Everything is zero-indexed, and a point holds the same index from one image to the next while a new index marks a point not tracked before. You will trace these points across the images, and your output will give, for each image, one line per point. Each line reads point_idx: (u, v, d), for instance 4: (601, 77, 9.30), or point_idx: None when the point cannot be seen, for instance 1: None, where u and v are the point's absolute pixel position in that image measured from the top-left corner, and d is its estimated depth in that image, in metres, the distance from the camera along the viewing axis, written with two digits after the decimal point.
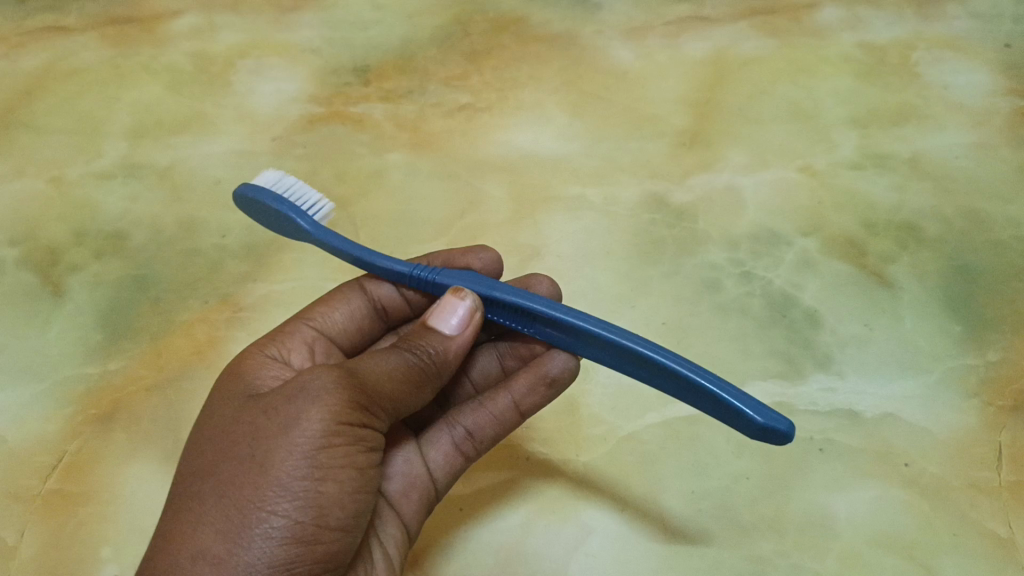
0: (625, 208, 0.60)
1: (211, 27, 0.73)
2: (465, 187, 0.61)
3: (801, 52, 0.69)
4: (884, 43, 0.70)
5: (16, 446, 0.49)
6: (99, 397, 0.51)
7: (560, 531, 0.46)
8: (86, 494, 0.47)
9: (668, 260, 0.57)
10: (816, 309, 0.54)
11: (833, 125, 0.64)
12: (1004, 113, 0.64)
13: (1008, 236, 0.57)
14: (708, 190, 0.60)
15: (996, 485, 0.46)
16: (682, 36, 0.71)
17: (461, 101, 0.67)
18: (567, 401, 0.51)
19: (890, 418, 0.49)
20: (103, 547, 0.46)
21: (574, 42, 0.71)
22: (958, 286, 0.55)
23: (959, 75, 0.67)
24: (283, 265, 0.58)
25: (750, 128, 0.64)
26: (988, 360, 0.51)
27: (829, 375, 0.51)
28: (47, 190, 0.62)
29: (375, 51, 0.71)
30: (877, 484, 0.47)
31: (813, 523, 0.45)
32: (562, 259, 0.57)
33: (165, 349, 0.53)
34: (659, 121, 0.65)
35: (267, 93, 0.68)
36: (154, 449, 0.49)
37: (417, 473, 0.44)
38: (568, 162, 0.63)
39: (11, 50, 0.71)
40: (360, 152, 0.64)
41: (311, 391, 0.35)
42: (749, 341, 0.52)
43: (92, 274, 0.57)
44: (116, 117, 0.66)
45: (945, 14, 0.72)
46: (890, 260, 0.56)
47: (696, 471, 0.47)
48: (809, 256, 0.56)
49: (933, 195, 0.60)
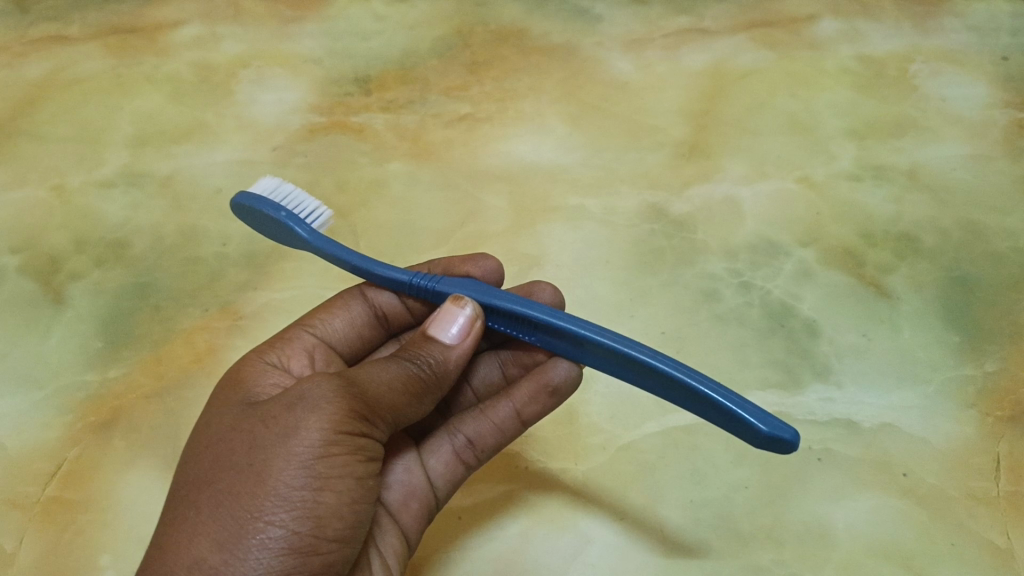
0: (624, 218, 0.60)
1: (214, 37, 0.73)
2: (465, 197, 0.62)
3: (799, 64, 0.70)
4: (882, 56, 0.71)
5: (15, 453, 0.49)
6: (99, 404, 0.51)
7: (559, 540, 0.46)
8: (85, 502, 0.47)
9: (667, 270, 0.57)
10: (815, 319, 0.54)
11: (831, 136, 0.65)
12: (1001, 125, 0.65)
13: (1006, 248, 0.57)
14: (707, 201, 0.61)
15: (994, 496, 0.46)
16: (681, 48, 0.71)
17: (462, 111, 0.68)
18: (567, 410, 0.52)
19: (888, 428, 0.49)
20: (102, 555, 0.46)
21: (574, 54, 0.72)
22: (957, 297, 0.55)
23: (957, 87, 0.68)
24: (284, 274, 0.58)
25: (748, 140, 0.64)
26: (986, 371, 0.51)
27: (828, 385, 0.51)
28: (49, 198, 0.62)
29: (377, 61, 0.71)
30: (875, 494, 0.47)
31: (812, 533, 0.45)
32: (562, 268, 0.58)
33: (166, 357, 0.53)
34: (658, 132, 0.65)
35: (269, 102, 0.68)
36: (154, 455, 0.49)
37: (418, 481, 0.44)
38: (569, 173, 0.63)
39: (14, 59, 0.72)
40: (361, 161, 0.64)
41: (311, 400, 0.36)
42: (747, 351, 0.53)
43: (93, 282, 0.57)
44: (119, 126, 0.67)
45: (943, 27, 0.73)
46: (888, 271, 0.56)
47: (696, 480, 0.48)
48: (807, 266, 0.57)
49: (931, 206, 0.60)
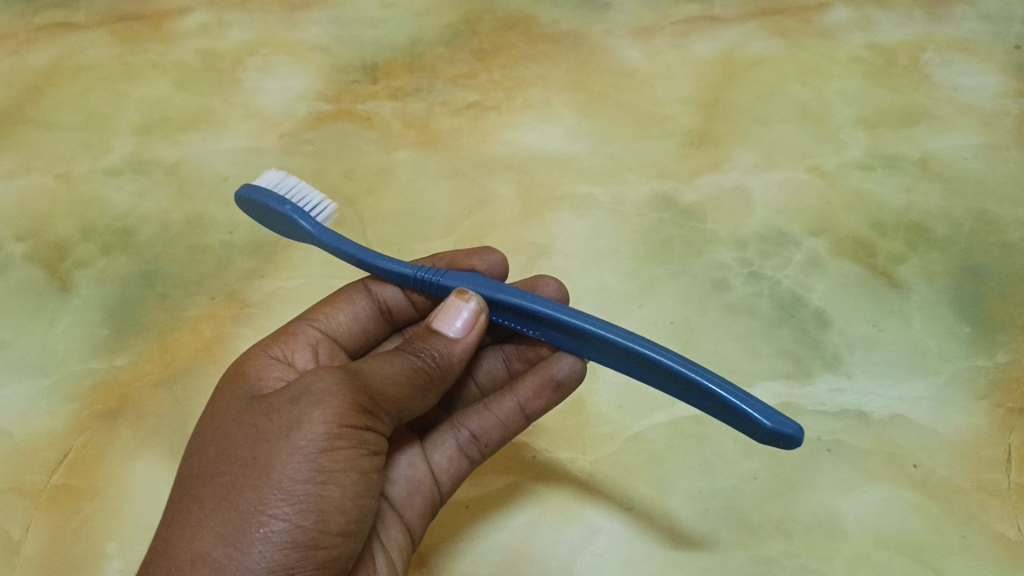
0: (633, 207, 0.60)
1: (221, 25, 0.73)
2: (473, 186, 0.61)
3: (810, 53, 0.69)
4: (893, 44, 0.70)
5: (22, 441, 0.49)
6: (106, 392, 0.51)
7: (566, 530, 0.46)
8: (92, 489, 0.47)
9: (675, 260, 0.57)
10: (825, 310, 0.53)
11: (842, 125, 0.64)
12: (1013, 114, 0.64)
13: (1017, 238, 0.57)
14: (717, 190, 0.60)
15: (1005, 488, 0.46)
16: (690, 36, 0.71)
17: (469, 99, 0.67)
18: (574, 401, 0.51)
19: (899, 419, 0.49)
20: (108, 543, 0.45)
21: (582, 42, 0.71)
22: (968, 288, 0.54)
23: (969, 76, 0.67)
24: (290, 263, 0.58)
25: (758, 129, 0.64)
26: (997, 362, 0.51)
27: (838, 376, 0.51)
28: (55, 186, 0.62)
29: (384, 49, 0.71)
30: (885, 486, 0.46)
31: (821, 524, 0.45)
32: (569, 258, 0.57)
33: (172, 345, 0.53)
34: (668, 120, 0.65)
35: (275, 90, 0.68)
36: (160, 443, 0.49)
37: (422, 476, 0.44)
38: (577, 161, 0.63)
39: (19, 46, 0.71)
40: (368, 150, 0.64)
41: (315, 393, 0.35)
42: (756, 342, 0.52)
43: (100, 270, 0.57)
44: (125, 114, 0.67)
45: (955, 15, 0.72)
46: (899, 260, 0.56)
47: (704, 471, 0.47)
48: (817, 256, 0.56)
49: (942, 196, 0.59)
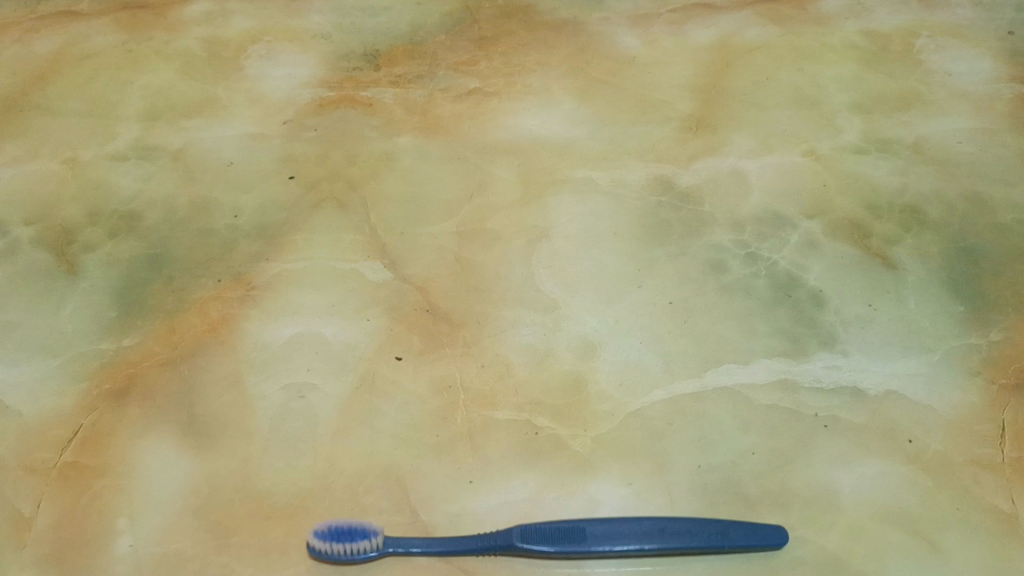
0: (632, 190, 0.61)
1: (224, 13, 0.74)
2: (475, 170, 0.62)
3: (805, 39, 0.70)
4: (887, 31, 0.71)
5: (32, 420, 0.50)
6: (113, 372, 0.52)
7: (567, 504, 0.46)
8: (101, 468, 0.48)
9: (674, 242, 0.57)
10: (820, 290, 0.54)
11: (838, 110, 0.65)
12: (1006, 99, 0.65)
13: (1012, 220, 0.58)
14: (715, 173, 0.61)
15: (998, 462, 0.47)
16: (687, 23, 0.72)
17: (469, 86, 0.68)
18: (575, 379, 0.51)
19: (894, 395, 0.50)
20: (119, 518, 0.46)
21: (581, 30, 0.72)
22: (960, 267, 0.55)
23: (961, 62, 0.68)
24: (295, 245, 0.58)
25: (756, 113, 0.65)
26: (991, 340, 0.52)
27: (834, 354, 0.52)
28: (61, 171, 0.63)
29: (386, 37, 0.72)
30: (881, 460, 0.47)
31: (817, 499, 0.46)
32: (569, 240, 0.58)
33: (179, 326, 0.54)
34: (666, 106, 0.66)
35: (278, 77, 0.69)
36: (166, 421, 0.50)
37: (363, 439, 0.49)
38: (576, 147, 0.63)
39: (24, 34, 0.72)
40: (371, 135, 0.65)
41: None
42: (753, 321, 0.53)
43: (106, 253, 0.58)
44: (130, 101, 0.67)
45: (949, 2, 0.73)
46: (894, 241, 0.57)
47: (703, 446, 0.48)
48: (812, 238, 0.57)
49: (936, 179, 0.60)
